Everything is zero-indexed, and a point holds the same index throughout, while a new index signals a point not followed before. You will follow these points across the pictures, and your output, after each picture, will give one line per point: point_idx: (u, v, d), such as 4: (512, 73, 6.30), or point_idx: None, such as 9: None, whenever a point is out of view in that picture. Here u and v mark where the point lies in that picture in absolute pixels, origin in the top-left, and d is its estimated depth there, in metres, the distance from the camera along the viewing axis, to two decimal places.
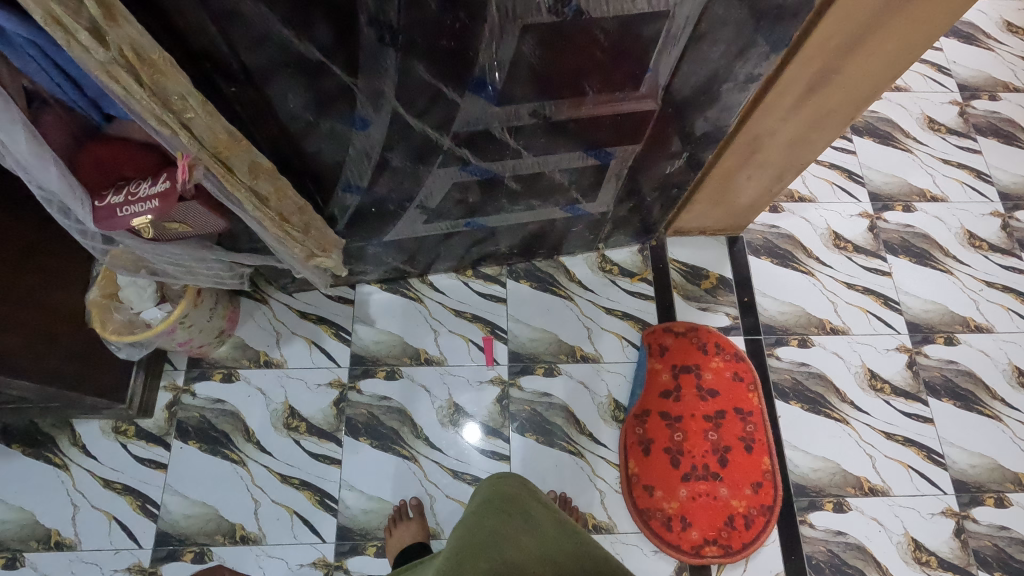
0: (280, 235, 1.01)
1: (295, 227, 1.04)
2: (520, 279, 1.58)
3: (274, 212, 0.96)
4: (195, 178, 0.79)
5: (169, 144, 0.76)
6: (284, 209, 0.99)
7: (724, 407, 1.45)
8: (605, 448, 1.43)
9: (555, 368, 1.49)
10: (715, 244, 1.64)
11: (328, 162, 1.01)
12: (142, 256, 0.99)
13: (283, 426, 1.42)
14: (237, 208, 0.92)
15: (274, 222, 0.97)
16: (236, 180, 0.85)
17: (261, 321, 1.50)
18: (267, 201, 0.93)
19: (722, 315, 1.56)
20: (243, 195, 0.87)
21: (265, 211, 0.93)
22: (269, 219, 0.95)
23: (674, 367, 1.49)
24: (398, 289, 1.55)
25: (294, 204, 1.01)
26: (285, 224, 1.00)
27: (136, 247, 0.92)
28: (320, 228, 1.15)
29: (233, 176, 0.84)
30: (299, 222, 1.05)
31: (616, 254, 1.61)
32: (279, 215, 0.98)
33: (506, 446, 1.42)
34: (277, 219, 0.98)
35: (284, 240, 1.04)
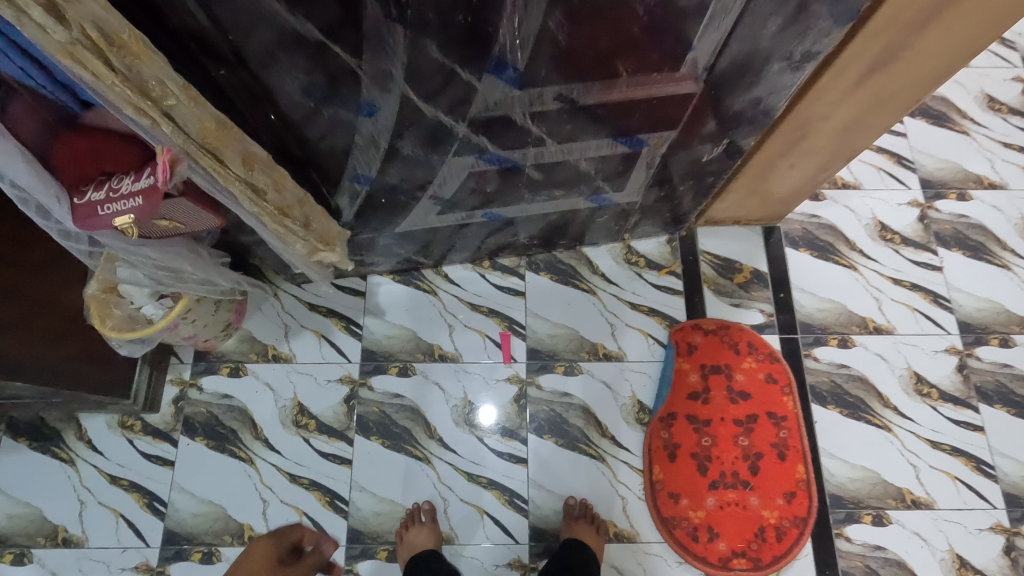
0: (279, 231, 0.94)
1: (295, 222, 0.97)
2: (540, 272, 1.49)
3: (274, 206, 0.89)
4: (178, 174, 0.71)
5: (152, 138, 0.69)
6: (283, 202, 0.91)
7: (756, 411, 1.36)
8: (628, 452, 1.35)
9: (575, 367, 1.41)
10: (751, 234, 1.53)
11: (333, 150, 0.92)
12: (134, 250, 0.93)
13: (293, 423, 1.37)
14: (232, 201, 0.84)
15: (274, 218, 0.90)
16: (228, 172, 0.76)
17: (269, 313, 1.44)
18: (264, 194, 0.86)
19: (756, 313, 1.45)
20: (238, 190, 0.79)
21: (263, 206, 0.86)
22: (268, 214, 0.88)
23: (703, 368, 1.40)
24: (412, 281, 1.48)
25: (294, 196, 0.95)
26: (284, 218, 0.93)
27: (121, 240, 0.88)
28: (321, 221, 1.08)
29: (225, 171, 0.76)
30: (299, 215, 0.98)
31: (643, 245, 1.51)
32: (278, 209, 0.91)
33: (523, 448, 1.35)
34: (276, 214, 0.91)
35: (284, 235, 0.96)
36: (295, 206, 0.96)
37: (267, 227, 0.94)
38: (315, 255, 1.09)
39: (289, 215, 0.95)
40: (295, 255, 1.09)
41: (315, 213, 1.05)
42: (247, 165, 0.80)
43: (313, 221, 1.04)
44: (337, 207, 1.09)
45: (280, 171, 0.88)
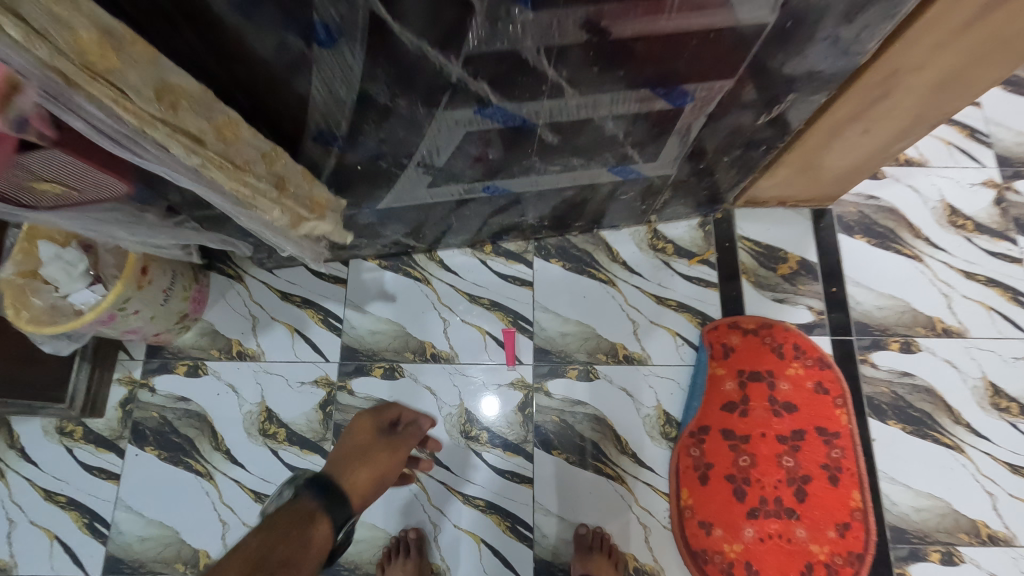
0: (239, 191, 0.73)
1: (261, 180, 0.75)
2: (550, 259, 1.28)
3: (222, 157, 0.69)
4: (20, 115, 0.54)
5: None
6: (235, 155, 0.70)
7: (803, 427, 1.16)
8: (651, 473, 1.15)
9: (590, 371, 1.21)
10: (798, 218, 1.30)
11: (288, 99, 0.71)
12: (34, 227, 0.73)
13: (259, 432, 1.17)
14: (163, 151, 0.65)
15: (226, 172, 0.70)
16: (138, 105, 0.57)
17: (234, 302, 1.24)
18: (205, 142, 0.66)
19: (803, 310, 1.24)
20: (160, 135, 0.61)
21: (205, 154, 0.66)
22: (216, 165, 0.68)
23: (741, 374, 1.19)
24: (401, 268, 1.27)
25: (256, 149, 0.73)
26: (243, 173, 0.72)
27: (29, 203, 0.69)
28: (303, 185, 0.85)
29: (132, 104, 0.57)
30: (266, 173, 0.76)
31: (671, 230, 1.30)
32: (231, 162, 0.70)
33: (528, 466, 1.16)
34: (227, 166, 0.70)
35: (251, 198, 0.76)
36: (259, 162, 0.74)
37: (222, 188, 0.73)
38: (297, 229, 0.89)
39: (248, 172, 0.73)
40: (262, 227, 0.87)
41: (292, 174, 0.81)
42: (166, 100, 0.59)
43: (289, 185, 0.81)
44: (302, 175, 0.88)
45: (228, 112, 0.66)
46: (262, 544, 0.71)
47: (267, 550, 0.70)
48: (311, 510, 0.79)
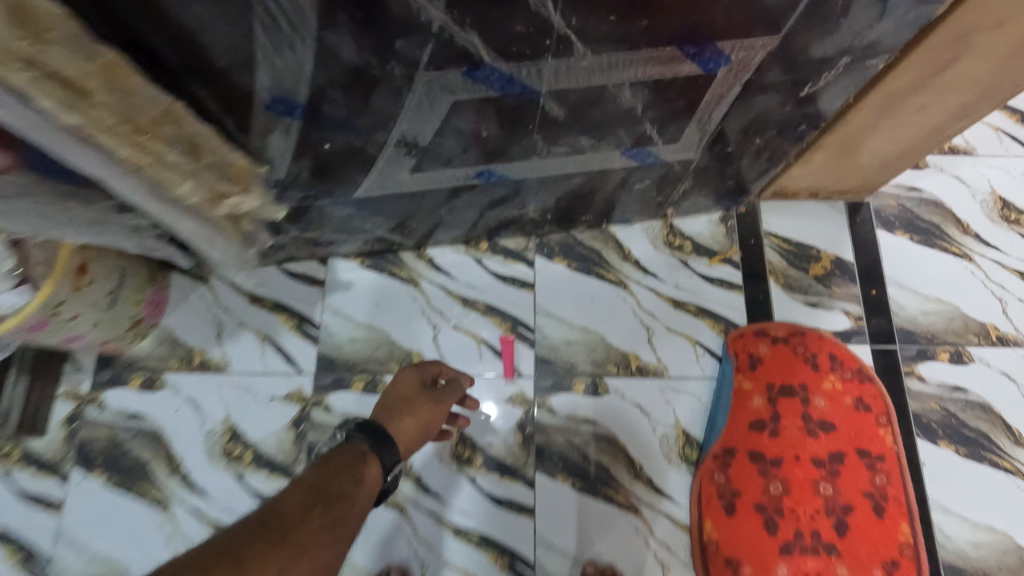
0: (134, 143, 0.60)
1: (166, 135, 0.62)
2: (554, 257, 1.14)
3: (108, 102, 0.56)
4: None
5: None
6: (135, 111, 0.58)
7: (842, 449, 1.02)
8: (669, 502, 1.01)
9: (599, 385, 1.07)
10: (831, 212, 1.16)
11: (228, 53, 0.56)
12: None
13: (222, 454, 1.03)
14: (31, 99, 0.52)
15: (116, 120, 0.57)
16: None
17: (197, 306, 1.10)
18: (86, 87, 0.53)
19: (839, 315, 1.10)
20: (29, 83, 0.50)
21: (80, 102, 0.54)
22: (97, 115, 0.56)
23: (771, 389, 1.05)
24: (386, 268, 1.13)
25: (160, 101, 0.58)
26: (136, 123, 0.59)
27: None
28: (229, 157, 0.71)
29: None
30: (175, 130, 0.63)
31: (689, 225, 1.16)
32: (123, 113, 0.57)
33: (528, 493, 1.02)
34: (121, 125, 0.58)
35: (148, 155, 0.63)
36: (167, 124, 0.61)
37: (110, 154, 0.61)
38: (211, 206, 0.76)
39: (154, 133, 0.62)
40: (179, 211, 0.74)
41: (215, 144, 0.67)
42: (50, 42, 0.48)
43: (208, 153, 0.68)
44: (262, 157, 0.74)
45: (115, 55, 0.52)
46: (319, 483, 0.71)
47: (325, 491, 0.70)
48: (361, 455, 0.76)
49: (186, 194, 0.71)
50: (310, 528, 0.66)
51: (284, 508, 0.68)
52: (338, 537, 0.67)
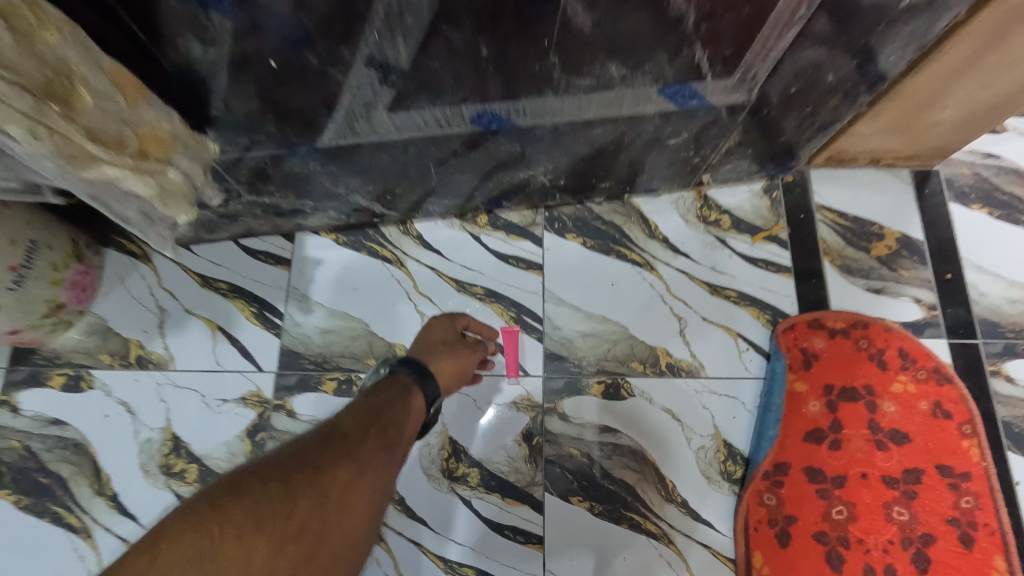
0: None
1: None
2: (566, 234, 0.96)
3: None
4: None
5: None
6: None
7: (918, 465, 0.83)
8: (708, 530, 0.83)
9: (622, 386, 0.88)
10: (895, 182, 0.98)
11: None
12: None
13: (160, 470, 0.84)
14: None
15: None
16: None
17: (135, 291, 0.91)
18: None
19: (907, 303, 0.92)
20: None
21: None
22: None
23: (829, 392, 0.86)
24: (365, 246, 0.95)
25: None
26: None
27: None
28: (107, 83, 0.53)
29: None
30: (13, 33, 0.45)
31: (727, 196, 0.97)
32: None
33: (535, 518, 0.83)
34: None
35: None
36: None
37: None
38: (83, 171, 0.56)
39: None
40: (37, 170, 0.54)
41: (84, 71, 0.51)
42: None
43: (78, 90, 0.51)
44: (188, 74, 0.56)
45: None
46: (371, 408, 0.61)
47: (377, 413, 0.61)
48: (404, 387, 0.66)
49: (33, 151, 0.52)
50: (369, 449, 0.57)
51: (336, 426, 0.59)
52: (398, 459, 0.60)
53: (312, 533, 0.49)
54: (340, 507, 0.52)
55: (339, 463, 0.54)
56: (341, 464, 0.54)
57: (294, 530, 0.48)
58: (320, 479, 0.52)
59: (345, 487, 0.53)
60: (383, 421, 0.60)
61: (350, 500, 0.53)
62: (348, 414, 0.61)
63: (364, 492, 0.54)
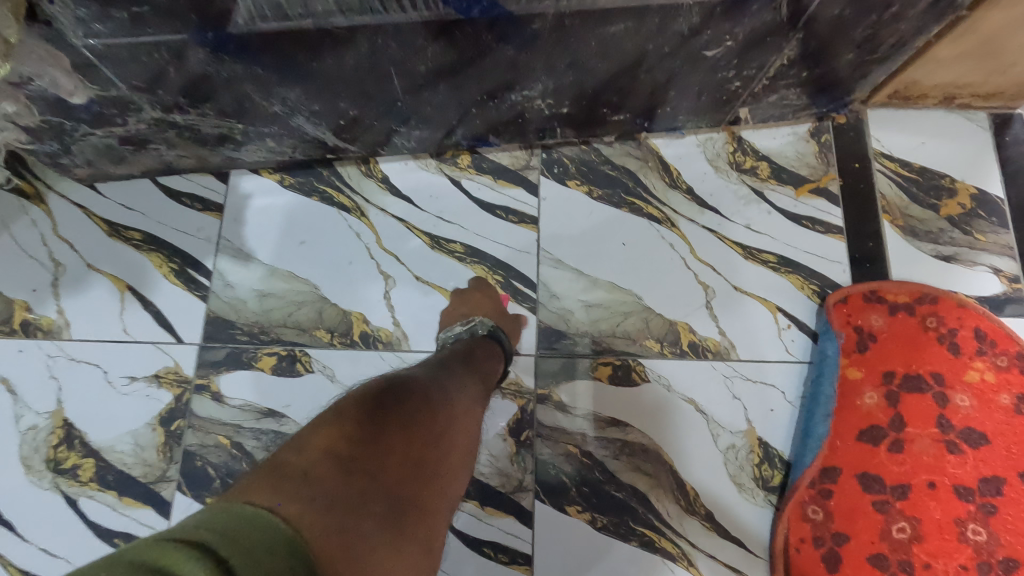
0: None
1: None
2: (567, 180, 0.78)
3: None
4: None
5: None
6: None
7: (1000, 474, 0.67)
8: (736, 550, 0.66)
9: (633, 369, 0.71)
10: (970, 127, 0.80)
11: None
12: None
13: (45, 467, 0.66)
14: None
15: None
16: None
17: (23, 239, 0.73)
18: None
19: (984, 274, 0.75)
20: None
21: None
22: None
23: (891, 381, 0.70)
24: (316, 189, 0.76)
25: None
26: None
27: None
28: None
29: None
30: None
31: (765, 140, 0.79)
32: None
33: (522, 532, 0.67)
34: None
35: None
36: None
37: None
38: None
39: None
40: None
41: None
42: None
43: None
44: None
45: None
46: (464, 351, 0.58)
47: (470, 354, 0.57)
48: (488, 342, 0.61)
49: None
50: (475, 380, 0.54)
51: (441, 360, 0.55)
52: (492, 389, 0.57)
53: (440, 445, 0.45)
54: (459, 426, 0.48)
55: (451, 385, 0.50)
56: (452, 388, 0.50)
57: (425, 436, 0.43)
58: (441, 395, 0.48)
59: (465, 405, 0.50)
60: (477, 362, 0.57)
61: (463, 421, 0.48)
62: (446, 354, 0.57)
63: (474, 422, 0.50)
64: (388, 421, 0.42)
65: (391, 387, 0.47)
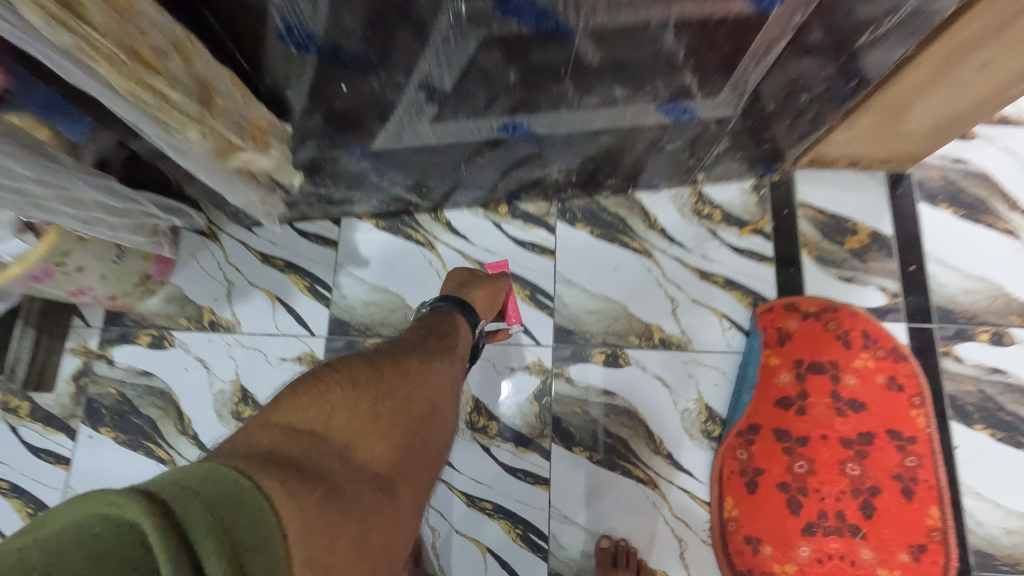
0: (139, 91, 0.55)
1: (173, 85, 0.57)
2: (576, 223, 1.10)
3: (114, 40, 0.49)
4: None
5: None
6: (136, 39, 0.50)
7: (873, 429, 0.97)
8: (688, 477, 0.98)
9: (620, 356, 1.03)
10: (871, 183, 1.10)
11: None
12: None
13: (231, 416, 1.01)
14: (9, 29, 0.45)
15: (117, 63, 0.51)
16: None
17: (206, 265, 1.07)
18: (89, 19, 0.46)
19: (874, 291, 1.05)
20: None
21: (83, 35, 0.47)
22: (98, 55, 0.49)
23: (800, 365, 1.00)
24: (401, 230, 1.09)
25: (164, 34, 0.52)
26: (144, 67, 0.53)
27: None
28: (239, 106, 0.66)
29: None
30: (184, 75, 0.57)
31: (719, 193, 1.10)
32: (131, 53, 0.51)
33: (544, 464, 0.99)
34: (124, 57, 0.51)
35: (155, 107, 0.58)
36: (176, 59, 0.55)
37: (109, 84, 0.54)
38: (222, 159, 0.73)
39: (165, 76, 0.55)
40: (189, 156, 0.71)
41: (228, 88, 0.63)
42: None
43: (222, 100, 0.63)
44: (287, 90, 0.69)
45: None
46: (420, 337, 0.75)
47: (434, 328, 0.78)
48: (451, 312, 0.82)
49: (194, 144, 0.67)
50: (428, 356, 0.72)
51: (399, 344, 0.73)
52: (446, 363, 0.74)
53: (383, 407, 0.62)
54: (405, 391, 0.65)
55: (399, 361, 0.68)
56: (405, 365, 0.68)
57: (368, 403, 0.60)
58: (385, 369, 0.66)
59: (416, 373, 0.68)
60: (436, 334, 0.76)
61: (410, 386, 0.66)
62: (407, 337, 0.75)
63: (420, 388, 0.67)
64: (334, 395, 0.59)
65: (345, 369, 0.64)
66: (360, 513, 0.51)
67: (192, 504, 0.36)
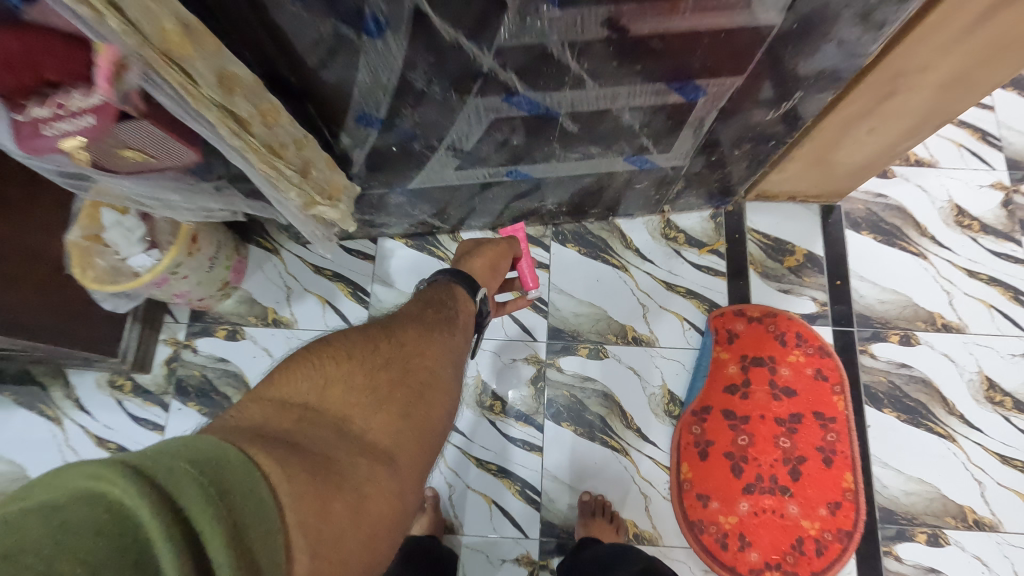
0: (269, 172, 0.80)
1: (289, 165, 0.84)
2: (567, 243, 1.35)
3: (261, 142, 0.76)
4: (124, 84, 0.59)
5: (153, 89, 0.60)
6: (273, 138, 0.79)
7: (801, 410, 1.22)
8: (653, 448, 1.23)
9: (600, 351, 1.28)
10: (806, 214, 1.36)
11: (326, 92, 0.79)
12: (127, 194, 0.81)
13: None
14: (210, 134, 0.71)
15: (262, 156, 0.77)
16: (202, 96, 0.64)
17: (269, 274, 1.33)
18: (250, 127, 0.74)
19: (807, 301, 1.30)
20: (214, 117, 0.67)
21: (248, 139, 0.73)
22: (253, 150, 0.75)
23: (744, 359, 1.25)
24: (426, 247, 1.36)
25: (290, 135, 0.82)
26: (274, 156, 0.80)
27: (110, 182, 0.75)
28: (323, 170, 0.94)
29: (197, 90, 0.63)
30: (296, 158, 0.86)
31: (684, 220, 1.36)
32: (268, 146, 0.78)
33: (539, 436, 1.24)
34: (264, 151, 0.77)
35: (277, 180, 0.83)
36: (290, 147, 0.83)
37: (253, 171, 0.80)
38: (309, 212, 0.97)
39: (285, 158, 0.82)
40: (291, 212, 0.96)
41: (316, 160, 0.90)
42: (226, 86, 0.66)
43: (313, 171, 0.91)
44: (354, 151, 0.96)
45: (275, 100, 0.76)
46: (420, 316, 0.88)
47: (435, 300, 0.94)
48: (450, 284, 0.99)
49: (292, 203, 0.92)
50: (429, 331, 0.85)
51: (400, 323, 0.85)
52: (446, 333, 0.88)
53: (380, 380, 0.72)
54: (405, 364, 0.77)
55: (396, 341, 0.79)
56: (401, 341, 0.80)
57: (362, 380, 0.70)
58: (382, 348, 0.77)
59: (413, 350, 0.80)
60: (435, 304, 0.92)
61: (405, 359, 0.77)
62: (412, 308, 0.92)
63: (417, 363, 0.78)
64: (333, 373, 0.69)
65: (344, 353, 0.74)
66: (354, 482, 0.58)
67: (177, 469, 0.39)
